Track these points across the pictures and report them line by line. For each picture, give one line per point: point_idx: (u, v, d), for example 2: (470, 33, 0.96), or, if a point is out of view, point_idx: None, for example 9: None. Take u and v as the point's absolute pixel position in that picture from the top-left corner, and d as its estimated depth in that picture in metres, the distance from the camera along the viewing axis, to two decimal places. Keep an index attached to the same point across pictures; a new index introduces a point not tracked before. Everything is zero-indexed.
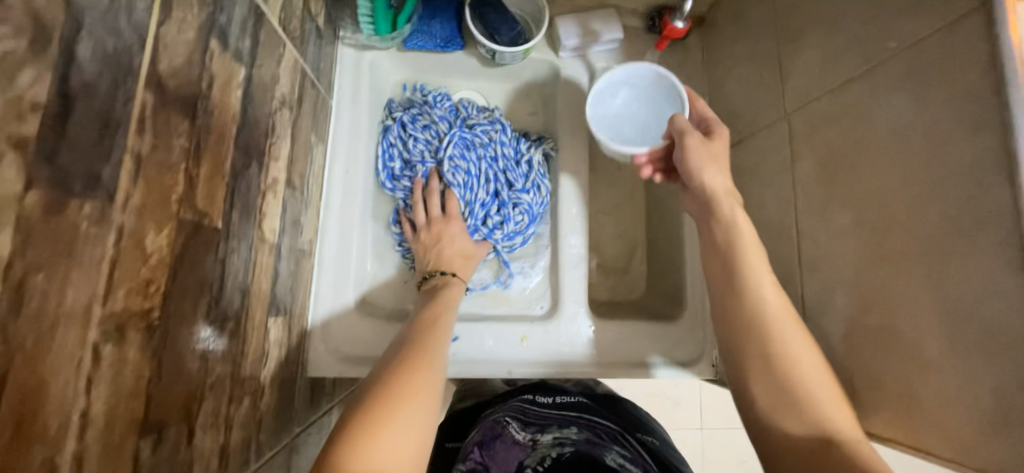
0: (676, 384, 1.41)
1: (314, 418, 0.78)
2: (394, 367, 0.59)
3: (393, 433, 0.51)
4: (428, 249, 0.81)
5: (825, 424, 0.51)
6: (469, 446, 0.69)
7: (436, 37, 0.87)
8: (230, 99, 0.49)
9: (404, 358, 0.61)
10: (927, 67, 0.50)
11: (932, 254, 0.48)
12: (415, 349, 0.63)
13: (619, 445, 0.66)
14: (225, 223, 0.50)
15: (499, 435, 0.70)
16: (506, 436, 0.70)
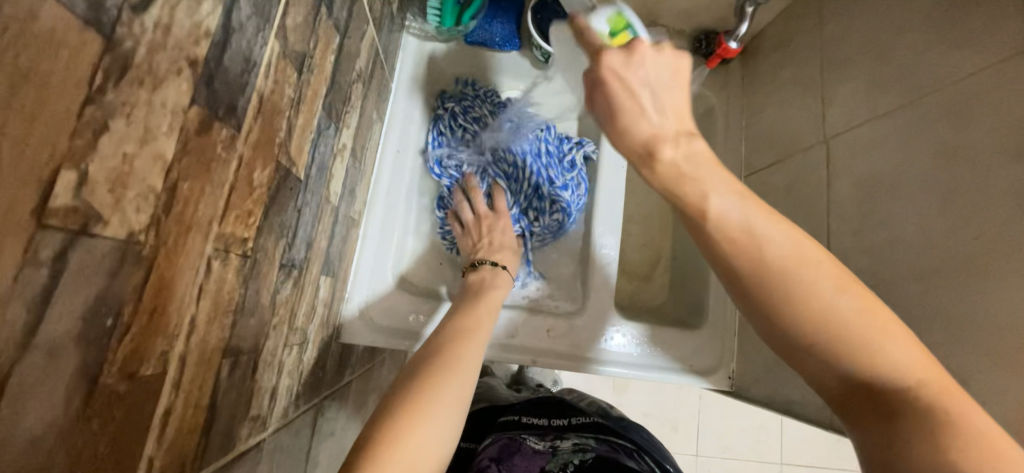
0: (675, 407, 1.41)
1: (340, 385, 0.80)
2: (429, 366, 0.55)
3: (423, 442, 0.46)
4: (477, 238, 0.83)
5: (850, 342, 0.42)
6: (486, 460, 0.71)
7: (496, 36, 0.92)
8: (326, 63, 0.53)
9: (443, 357, 0.57)
10: (973, 102, 0.53)
11: (967, 275, 0.51)
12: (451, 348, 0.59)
13: (632, 459, 0.72)
14: (305, 175, 0.53)
15: (517, 450, 0.73)
16: (524, 449, 0.74)
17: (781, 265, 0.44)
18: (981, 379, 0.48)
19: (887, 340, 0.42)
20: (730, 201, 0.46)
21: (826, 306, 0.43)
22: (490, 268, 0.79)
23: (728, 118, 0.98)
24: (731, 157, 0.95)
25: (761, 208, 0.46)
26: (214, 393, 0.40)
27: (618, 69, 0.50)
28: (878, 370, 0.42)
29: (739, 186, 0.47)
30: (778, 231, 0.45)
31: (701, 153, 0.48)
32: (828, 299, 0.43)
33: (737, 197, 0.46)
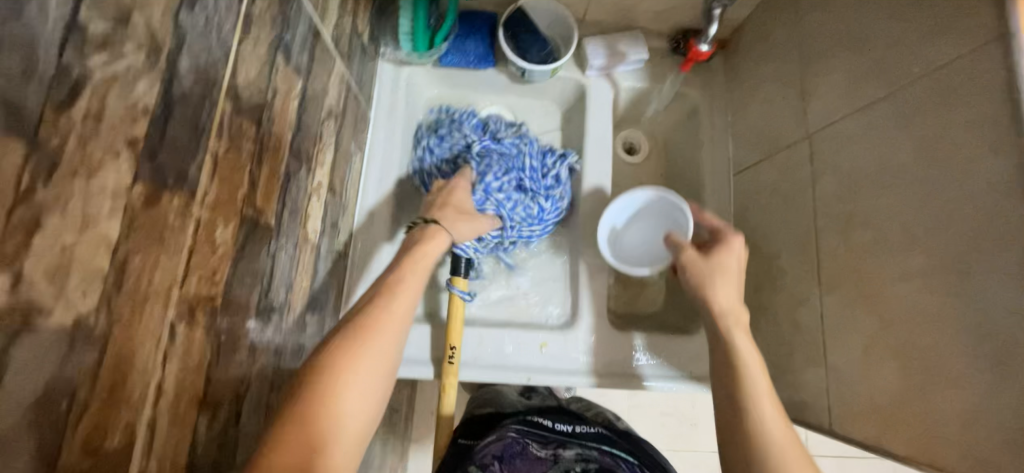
0: (693, 404, 1.36)
1: None
2: (348, 333, 0.54)
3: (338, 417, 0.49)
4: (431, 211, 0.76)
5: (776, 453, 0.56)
6: (488, 457, 0.71)
7: (470, 55, 0.92)
8: (288, 109, 0.54)
9: (364, 319, 0.55)
10: (949, 93, 0.52)
11: (953, 274, 0.49)
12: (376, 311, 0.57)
13: None
14: (276, 221, 0.54)
15: (520, 453, 0.73)
16: (527, 454, 0.74)
17: (754, 387, 0.61)
18: (973, 382, 0.46)
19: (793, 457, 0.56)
20: (738, 337, 0.65)
21: (776, 424, 0.58)
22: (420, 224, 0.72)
23: (713, 116, 0.96)
24: (717, 156, 0.93)
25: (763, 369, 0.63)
26: (192, 448, 0.41)
27: (696, 256, 0.70)
28: None
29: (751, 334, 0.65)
30: (762, 382, 0.61)
31: (728, 298, 0.67)
32: (779, 425, 0.58)
33: (745, 341, 0.64)
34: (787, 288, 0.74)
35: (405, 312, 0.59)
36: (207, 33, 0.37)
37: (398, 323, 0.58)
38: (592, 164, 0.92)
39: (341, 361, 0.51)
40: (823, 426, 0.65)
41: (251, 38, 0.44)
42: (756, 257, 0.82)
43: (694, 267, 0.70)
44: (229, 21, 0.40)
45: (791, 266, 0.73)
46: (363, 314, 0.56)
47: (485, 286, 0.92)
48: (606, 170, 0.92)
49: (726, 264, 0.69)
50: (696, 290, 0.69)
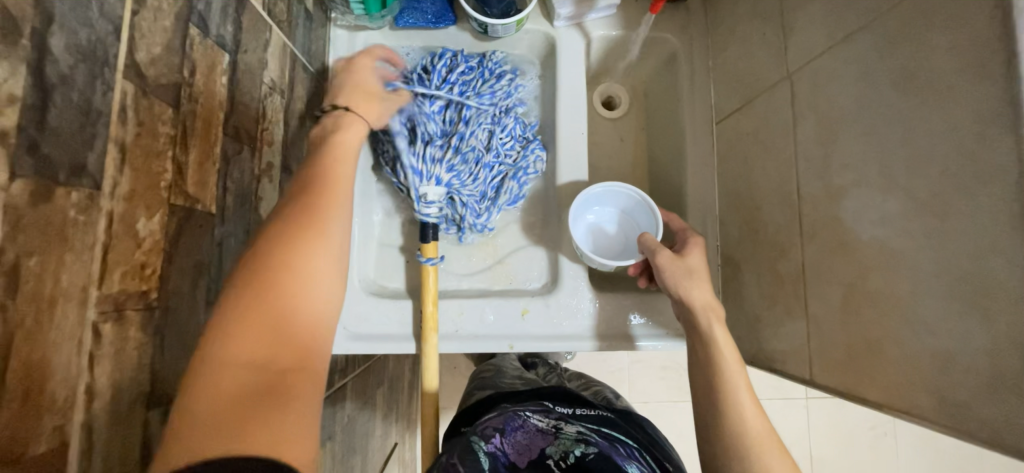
0: None
1: (329, 393, 0.81)
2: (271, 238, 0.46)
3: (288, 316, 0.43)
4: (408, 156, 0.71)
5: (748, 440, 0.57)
6: (489, 429, 0.63)
7: (427, 13, 0.86)
8: (215, 87, 0.50)
9: (283, 228, 0.47)
10: (931, 15, 0.47)
11: (929, 214, 0.46)
12: (282, 235, 0.46)
13: (633, 456, 0.60)
14: (219, 208, 0.51)
15: (520, 426, 0.64)
16: (526, 425, 0.64)
17: (729, 383, 0.60)
18: (947, 325, 0.44)
19: (770, 452, 0.56)
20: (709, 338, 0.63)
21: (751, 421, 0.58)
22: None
23: (693, 61, 0.89)
24: (698, 104, 0.88)
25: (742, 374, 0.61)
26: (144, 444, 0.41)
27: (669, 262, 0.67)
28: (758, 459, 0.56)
29: (726, 332, 0.64)
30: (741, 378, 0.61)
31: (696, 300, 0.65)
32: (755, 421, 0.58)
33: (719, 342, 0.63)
34: (768, 239, 0.71)
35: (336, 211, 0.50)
36: (84, 6, 0.34)
37: (327, 225, 0.49)
38: (565, 122, 0.88)
39: (273, 264, 0.44)
40: (803, 377, 0.64)
41: (149, 9, 0.40)
42: (739, 209, 0.79)
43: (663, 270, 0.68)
44: None
45: (773, 217, 0.70)
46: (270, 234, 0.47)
47: (462, 254, 0.90)
48: (580, 126, 0.88)
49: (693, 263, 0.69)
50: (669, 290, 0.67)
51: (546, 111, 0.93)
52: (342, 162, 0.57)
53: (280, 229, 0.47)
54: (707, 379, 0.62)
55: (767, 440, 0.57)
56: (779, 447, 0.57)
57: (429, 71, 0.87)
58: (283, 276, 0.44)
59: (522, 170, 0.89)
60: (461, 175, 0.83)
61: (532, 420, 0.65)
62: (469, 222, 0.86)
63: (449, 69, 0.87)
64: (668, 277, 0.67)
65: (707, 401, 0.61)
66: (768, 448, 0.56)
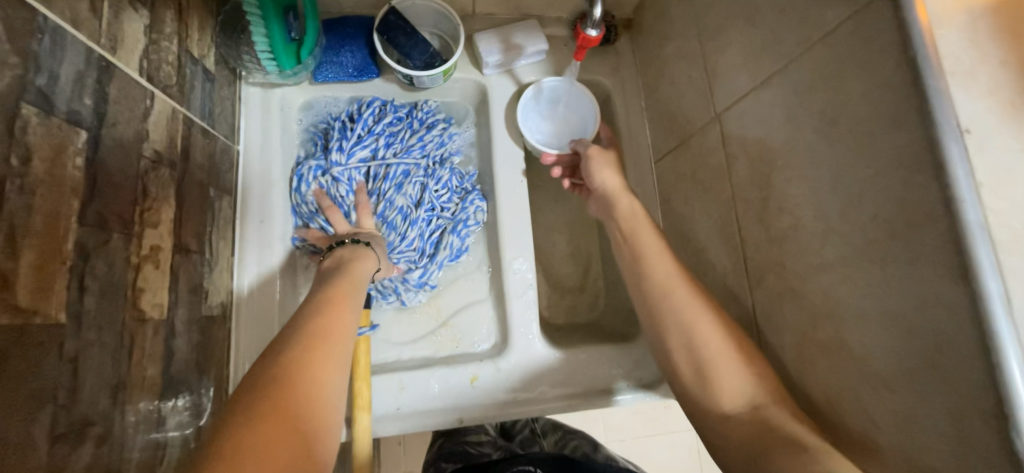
0: (667, 406, 1.29)
1: None
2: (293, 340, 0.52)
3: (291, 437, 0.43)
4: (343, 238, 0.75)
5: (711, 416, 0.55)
6: None
7: (348, 67, 0.81)
8: (67, 171, 0.42)
9: (301, 330, 0.53)
10: (843, 57, 0.46)
11: (870, 261, 0.44)
12: (303, 337, 0.52)
13: None
14: (75, 314, 0.43)
15: None
16: None
17: (712, 349, 0.57)
18: (903, 380, 0.42)
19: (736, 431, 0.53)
20: (682, 312, 0.59)
21: (742, 381, 0.55)
22: (350, 245, 0.70)
23: (627, 102, 0.89)
24: (636, 144, 0.87)
25: (721, 336, 0.57)
26: None
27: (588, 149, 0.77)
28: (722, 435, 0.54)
29: (697, 306, 0.59)
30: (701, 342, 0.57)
31: (657, 284, 0.63)
32: (748, 379, 0.54)
33: (689, 309, 0.60)
34: (717, 282, 0.68)
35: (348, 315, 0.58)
36: None
37: (340, 326, 0.56)
38: (502, 170, 0.84)
39: (291, 361, 0.49)
40: None
41: None
42: (684, 249, 0.76)
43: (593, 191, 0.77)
44: None
45: (719, 258, 0.68)
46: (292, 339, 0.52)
47: (403, 318, 0.83)
48: (517, 172, 0.84)
49: (641, 233, 0.67)
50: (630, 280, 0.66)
51: (484, 159, 0.90)
52: (362, 263, 0.68)
53: (297, 332, 0.53)
54: (691, 355, 0.58)
55: (765, 396, 0.53)
56: (779, 398, 0.53)
57: (354, 120, 0.82)
58: (315, 347, 0.51)
59: (462, 222, 0.84)
60: (393, 235, 0.81)
61: None
62: (403, 281, 0.81)
63: (376, 118, 0.83)
64: (589, 163, 0.75)
65: (692, 376, 0.58)
66: (771, 408, 0.52)
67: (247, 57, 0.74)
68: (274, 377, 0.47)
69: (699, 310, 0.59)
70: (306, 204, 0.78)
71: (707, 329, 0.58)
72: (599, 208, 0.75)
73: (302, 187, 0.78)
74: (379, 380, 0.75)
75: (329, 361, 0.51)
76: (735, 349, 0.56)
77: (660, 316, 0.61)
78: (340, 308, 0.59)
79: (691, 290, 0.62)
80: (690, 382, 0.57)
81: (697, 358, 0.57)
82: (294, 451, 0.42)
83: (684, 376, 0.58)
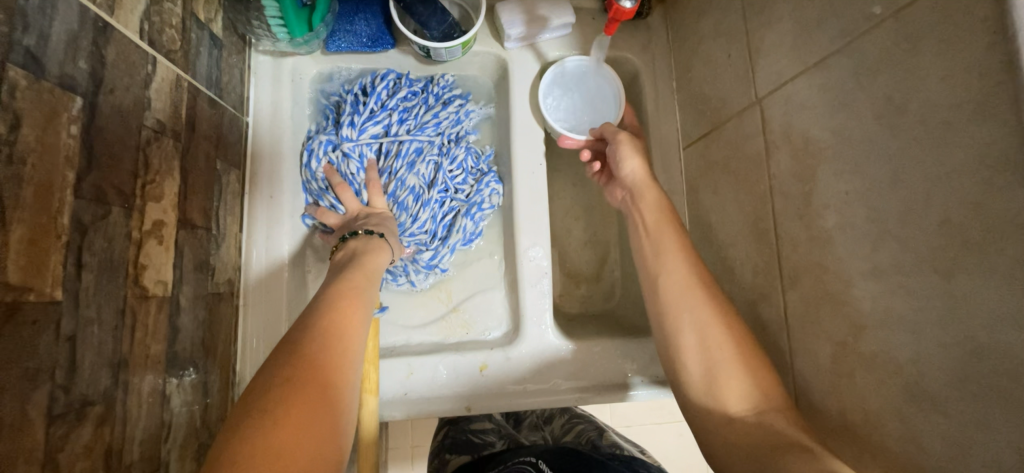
0: None
1: None
2: (305, 336, 0.52)
3: (298, 440, 0.43)
4: (355, 219, 0.72)
5: (716, 421, 0.53)
6: None
7: (361, 36, 0.76)
8: (60, 140, 0.40)
9: (313, 327, 0.53)
10: (916, 41, 0.41)
11: (933, 270, 0.40)
12: (314, 334, 0.52)
13: None
14: (71, 291, 0.41)
15: None
16: None
17: (726, 351, 0.54)
18: (961, 404, 0.38)
19: (739, 439, 0.51)
20: (701, 308, 0.57)
21: (757, 385, 0.53)
22: (364, 237, 0.68)
23: (656, 81, 0.83)
24: (665, 127, 0.81)
25: (734, 339, 0.55)
26: None
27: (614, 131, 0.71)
28: (719, 439, 0.52)
29: (710, 307, 0.57)
30: (711, 341, 0.55)
31: (673, 282, 0.59)
32: (762, 384, 0.53)
33: (704, 309, 0.57)
34: (745, 278, 0.64)
35: (360, 313, 0.57)
36: None
37: (347, 323, 0.55)
38: (522, 151, 0.80)
39: (300, 361, 0.49)
40: None
41: None
42: (710, 242, 0.72)
43: (618, 180, 0.71)
44: None
45: (748, 255, 0.63)
46: (303, 337, 0.52)
47: (412, 301, 0.81)
48: (538, 153, 0.80)
49: (660, 224, 0.64)
50: (642, 271, 0.63)
51: (501, 139, 0.86)
52: (375, 256, 0.66)
53: (307, 329, 0.53)
54: (704, 355, 0.55)
55: (772, 401, 0.51)
56: (788, 404, 0.51)
57: (367, 93, 0.79)
58: (323, 345, 0.51)
59: (476, 205, 0.81)
60: (404, 216, 0.78)
61: None
62: (415, 263, 0.79)
63: (390, 92, 0.79)
64: (614, 145, 0.70)
65: (700, 377, 0.55)
66: (779, 414, 0.50)
67: (256, 24, 0.69)
68: (293, 377, 0.47)
69: (710, 309, 0.57)
70: (316, 181, 0.76)
71: (721, 330, 0.56)
72: (621, 195, 0.71)
73: (311, 162, 0.76)
74: (387, 364, 0.73)
75: (341, 364, 0.51)
76: (750, 353, 0.54)
77: (671, 311, 0.58)
78: (352, 302, 0.58)
79: (703, 289, 0.58)
80: (697, 384, 0.55)
81: (712, 366, 0.55)
82: (308, 458, 0.42)
83: (692, 377, 0.56)
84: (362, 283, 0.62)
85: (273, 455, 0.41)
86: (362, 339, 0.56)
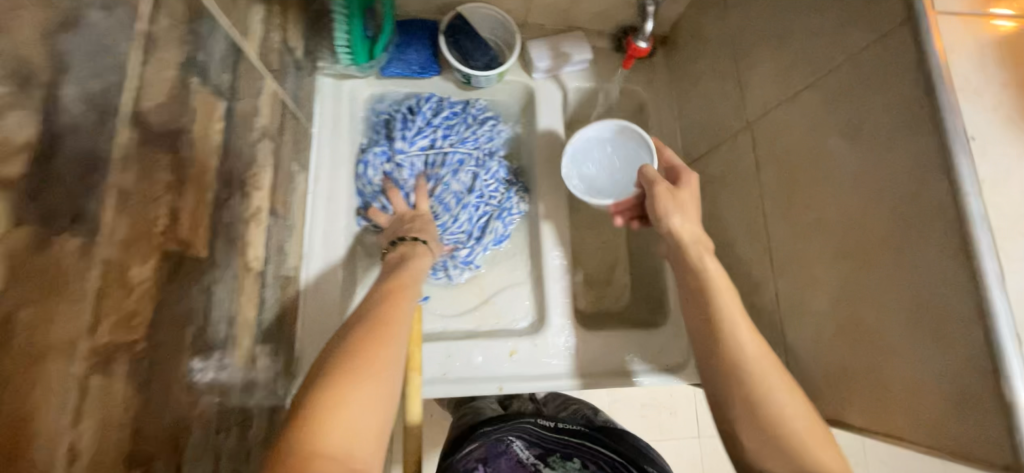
0: (672, 395, 1.32)
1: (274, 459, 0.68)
2: (361, 321, 0.56)
3: (337, 410, 0.46)
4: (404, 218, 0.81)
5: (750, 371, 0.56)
6: (473, 462, 0.65)
7: (413, 64, 0.90)
8: (211, 132, 0.50)
9: (367, 312, 0.57)
10: (863, 79, 0.55)
11: (886, 248, 0.51)
12: (367, 319, 0.56)
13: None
14: (208, 252, 0.50)
15: (503, 452, 0.68)
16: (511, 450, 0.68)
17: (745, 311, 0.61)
18: (913, 349, 0.49)
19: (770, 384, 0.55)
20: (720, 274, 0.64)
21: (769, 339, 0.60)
22: (410, 242, 0.75)
23: (660, 110, 0.97)
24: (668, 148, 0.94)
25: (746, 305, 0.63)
26: None
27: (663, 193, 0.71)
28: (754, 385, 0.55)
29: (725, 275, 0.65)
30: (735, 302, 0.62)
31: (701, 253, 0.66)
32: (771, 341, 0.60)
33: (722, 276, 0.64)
34: (743, 272, 0.76)
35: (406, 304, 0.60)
36: (98, 58, 0.34)
37: (393, 311, 0.58)
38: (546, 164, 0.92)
39: (349, 342, 0.53)
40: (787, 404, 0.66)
41: (155, 60, 0.41)
42: (711, 245, 0.84)
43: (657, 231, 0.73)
44: (127, 42, 0.37)
45: (746, 252, 0.75)
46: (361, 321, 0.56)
47: (448, 294, 0.91)
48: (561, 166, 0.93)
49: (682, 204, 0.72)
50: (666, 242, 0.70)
51: (527, 155, 0.98)
52: (418, 260, 0.72)
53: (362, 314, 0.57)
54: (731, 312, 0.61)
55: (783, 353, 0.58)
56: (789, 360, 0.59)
57: (414, 112, 0.91)
58: (371, 328, 0.54)
59: (507, 210, 0.92)
60: (447, 217, 0.89)
61: (516, 447, 0.69)
62: (453, 260, 0.89)
63: (434, 112, 0.91)
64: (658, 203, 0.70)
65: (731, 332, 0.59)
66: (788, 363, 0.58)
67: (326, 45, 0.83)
68: (341, 355, 0.51)
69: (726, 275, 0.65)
70: (370, 186, 0.87)
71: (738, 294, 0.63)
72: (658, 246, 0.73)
73: (366, 171, 0.87)
74: (427, 348, 0.82)
75: (384, 344, 0.53)
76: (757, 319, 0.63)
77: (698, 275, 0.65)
78: (401, 296, 0.61)
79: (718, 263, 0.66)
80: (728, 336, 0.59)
81: (738, 335, 0.59)
82: (344, 427, 0.46)
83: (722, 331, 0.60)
84: (408, 281, 0.66)
85: (314, 421, 0.45)
86: (406, 325, 0.56)
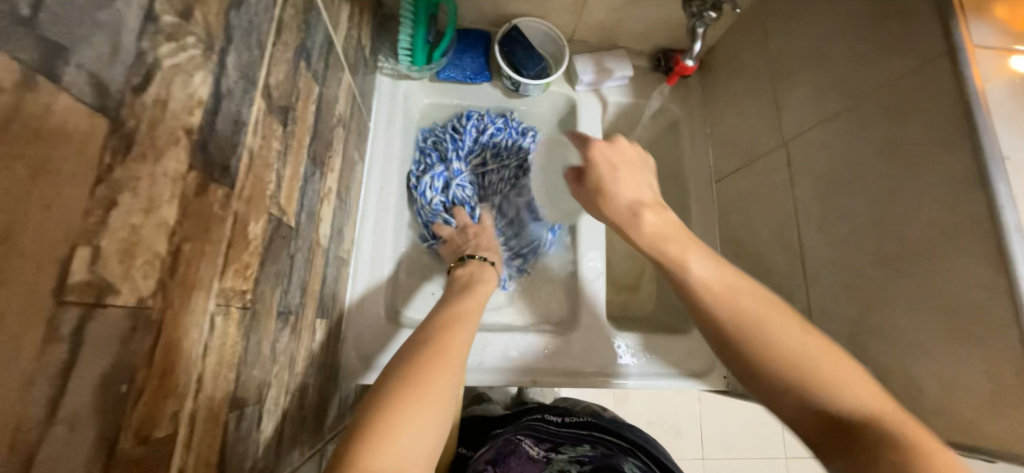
0: (678, 414, 1.34)
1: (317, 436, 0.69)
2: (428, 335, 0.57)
3: (410, 415, 0.45)
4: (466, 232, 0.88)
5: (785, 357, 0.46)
6: (483, 464, 0.67)
7: (467, 70, 0.96)
8: (307, 113, 0.55)
9: (433, 329, 0.58)
10: (902, 103, 0.60)
11: (923, 257, 0.55)
12: (435, 335, 0.56)
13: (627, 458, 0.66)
14: (295, 222, 0.54)
15: (513, 451, 0.69)
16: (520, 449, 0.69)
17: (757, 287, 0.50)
18: (951, 351, 0.52)
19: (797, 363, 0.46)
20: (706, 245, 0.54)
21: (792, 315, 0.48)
22: (478, 261, 0.79)
23: (692, 128, 1.02)
24: (700, 164, 0.99)
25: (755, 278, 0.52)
26: (221, 447, 0.40)
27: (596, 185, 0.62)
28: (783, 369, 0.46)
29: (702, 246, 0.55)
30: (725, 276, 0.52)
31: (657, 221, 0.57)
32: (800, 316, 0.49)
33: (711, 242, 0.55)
34: (774, 282, 0.79)
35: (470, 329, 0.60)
36: (249, 33, 0.39)
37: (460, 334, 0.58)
38: None
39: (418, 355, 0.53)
40: None
41: (281, 41, 0.45)
42: (741, 256, 0.87)
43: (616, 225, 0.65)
44: (267, 22, 0.42)
45: (778, 263, 0.79)
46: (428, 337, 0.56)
47: None
48: None
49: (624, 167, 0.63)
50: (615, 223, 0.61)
51: None
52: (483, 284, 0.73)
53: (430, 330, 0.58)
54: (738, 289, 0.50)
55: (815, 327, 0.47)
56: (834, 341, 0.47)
57: (460, 131, 0.97)
58: (439, 344, 0.55)
59: None
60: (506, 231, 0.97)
61: (525, 445, 0.70)
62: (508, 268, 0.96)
63: (479, 130, 0.97)
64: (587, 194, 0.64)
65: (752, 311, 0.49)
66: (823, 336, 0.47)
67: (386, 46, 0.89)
68: (412, 365, 0.51)
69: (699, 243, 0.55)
70: (432, 204, 0.93)
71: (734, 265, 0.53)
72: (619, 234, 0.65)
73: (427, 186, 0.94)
74: None
75: (451, 364, 0.53)
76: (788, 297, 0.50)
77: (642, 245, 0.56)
78: (464, 320, 0.62)
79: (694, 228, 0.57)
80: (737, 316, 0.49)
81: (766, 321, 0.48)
82: (418, 430, 0.45)
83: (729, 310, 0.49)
84: (469, 304, 0.67)
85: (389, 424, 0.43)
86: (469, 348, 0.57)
